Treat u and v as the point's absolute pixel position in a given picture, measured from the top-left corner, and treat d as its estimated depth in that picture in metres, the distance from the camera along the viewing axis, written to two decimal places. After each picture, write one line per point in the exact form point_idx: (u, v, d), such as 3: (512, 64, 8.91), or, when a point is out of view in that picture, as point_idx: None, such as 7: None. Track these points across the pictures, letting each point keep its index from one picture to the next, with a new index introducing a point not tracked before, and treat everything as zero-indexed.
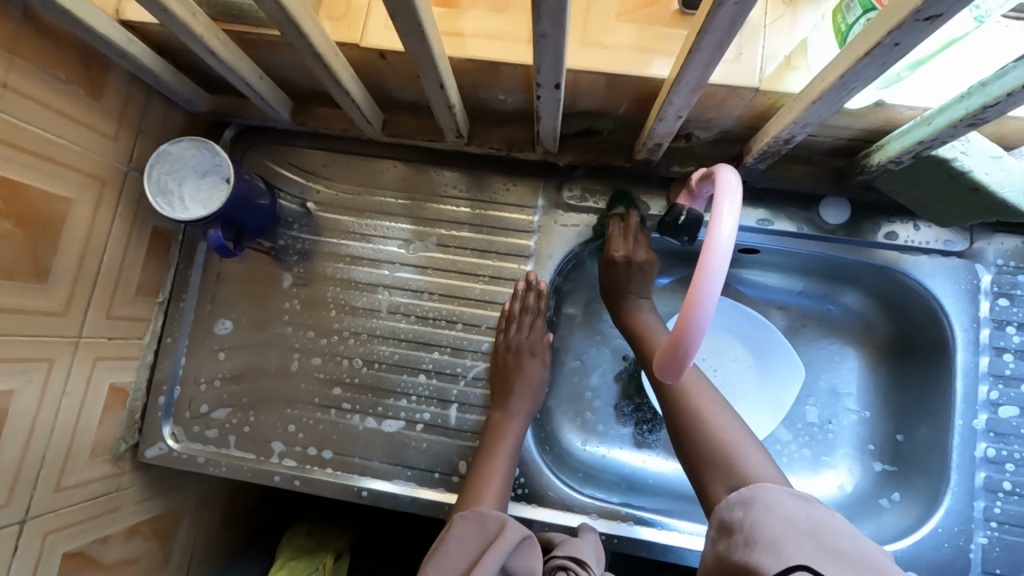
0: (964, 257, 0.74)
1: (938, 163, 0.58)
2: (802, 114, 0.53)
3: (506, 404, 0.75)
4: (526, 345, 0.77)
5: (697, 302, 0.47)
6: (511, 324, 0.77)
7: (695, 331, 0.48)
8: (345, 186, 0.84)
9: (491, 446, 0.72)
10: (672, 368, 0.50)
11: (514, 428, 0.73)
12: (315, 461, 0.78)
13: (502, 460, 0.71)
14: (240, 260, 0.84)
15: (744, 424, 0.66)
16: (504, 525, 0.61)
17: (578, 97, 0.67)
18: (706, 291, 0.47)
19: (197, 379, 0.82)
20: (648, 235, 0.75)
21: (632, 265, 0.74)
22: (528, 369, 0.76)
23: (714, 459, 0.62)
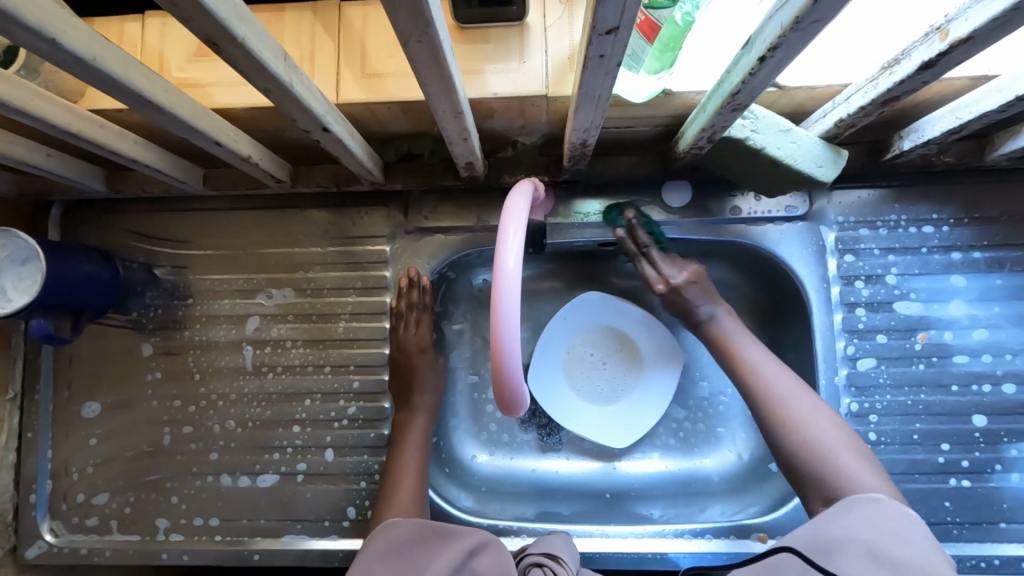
0: (807, 220, 0.75)
1: (735, 144, 0.57)
2: (575, 121, 0.52)
3: (410, 404, 0.76)
4: (416, 343, 0.77)
5: (499, 336, 0.45)
6: (400, 325, 0.77)
7: (511, 366, 0.46)
8: (192, 244, 0.81)
9: (399, 445, 0.73)
10: (510, 401, 0.48)
11: (419, 423, 0.75)
12: (201, 531, 0.76)
13: (413, 456, 0.72)
14: (96, 339, 0.81)
15: (847, 435, 0.61)
16: (462, 534, 0.62)
17: (385, 123, 0.65)
18: (506, 322, 0.45)
19: (68, 469, 0.79)
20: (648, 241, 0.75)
21: (683, 286, 0.74)
22: (421, 370, 0.77)
23: (811, 474, 0.59)
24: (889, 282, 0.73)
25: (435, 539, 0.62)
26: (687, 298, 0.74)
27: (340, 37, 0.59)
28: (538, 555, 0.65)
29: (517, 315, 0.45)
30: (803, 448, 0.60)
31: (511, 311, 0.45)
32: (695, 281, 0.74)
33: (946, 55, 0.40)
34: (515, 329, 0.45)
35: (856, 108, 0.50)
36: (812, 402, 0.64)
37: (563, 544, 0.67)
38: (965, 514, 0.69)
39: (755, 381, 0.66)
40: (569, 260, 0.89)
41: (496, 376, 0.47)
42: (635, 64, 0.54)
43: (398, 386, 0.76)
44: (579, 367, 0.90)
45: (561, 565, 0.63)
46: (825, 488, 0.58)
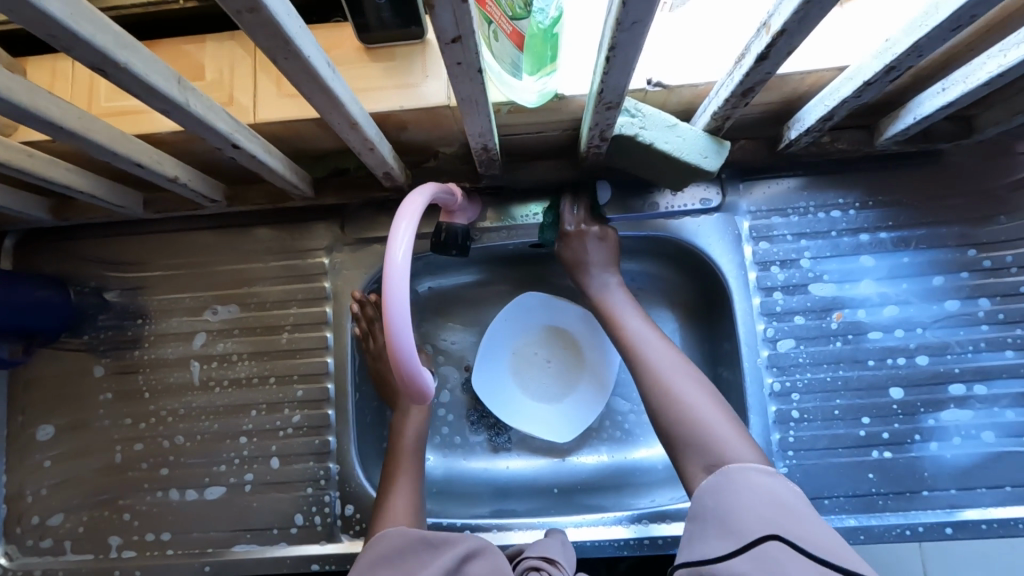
0: (722, 211, 0.79)
1: (628, 141, 0.61)
2: (469, 126, 0.56)
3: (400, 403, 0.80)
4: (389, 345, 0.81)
5: (391, 333, 0.51)
6: (367, 338, 0.81)
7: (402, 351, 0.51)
8: (140, 268, 0.85)
9: (396, 445, 0.76)
10: (414, 382, 0.54)
11: (416, 419, 0.78)
12: (154, 546, 0.78)
13: (410, 454, 0.75)
14: (49, 364, 0.83)
15: (722, 407, 0.65)
16: (462, 537, 0.64)
17: (309, 139, 0.69)
18: (394, 314, 0.50)
19: (24, 493, 0.81)
20: (579, 201, 0.77)
21: (590, 236, 0.77)
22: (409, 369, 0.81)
23: (691, 441, 0.63)
24: (803, 266, 0.77)
25: (426, 549, 0.63)
26: (580, 253, 0.77)
27: (257, 62, 0.63)
28: (535, 560, 0.66)
29: (404, 305, 0.51)
30: (681, 415, 0.64)
31: (398, 307, 0.51)
32: (596, 238, 0.77)
33: (773, 46, 0.44)
34: (404, 318, 0.51)
35: (722, 99, 0.54)
36: (687, 371, 0.68)
37: (559, 547, 0.69)
38: (890, 484, 0.72)
39: (638, 356, 0.71)
40: (508, 264, 0.93)
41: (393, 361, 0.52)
42: (516, 72, 0.56)
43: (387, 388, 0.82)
44: (525, 367, 0.93)
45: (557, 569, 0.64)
46: (705, 454, 0.61)
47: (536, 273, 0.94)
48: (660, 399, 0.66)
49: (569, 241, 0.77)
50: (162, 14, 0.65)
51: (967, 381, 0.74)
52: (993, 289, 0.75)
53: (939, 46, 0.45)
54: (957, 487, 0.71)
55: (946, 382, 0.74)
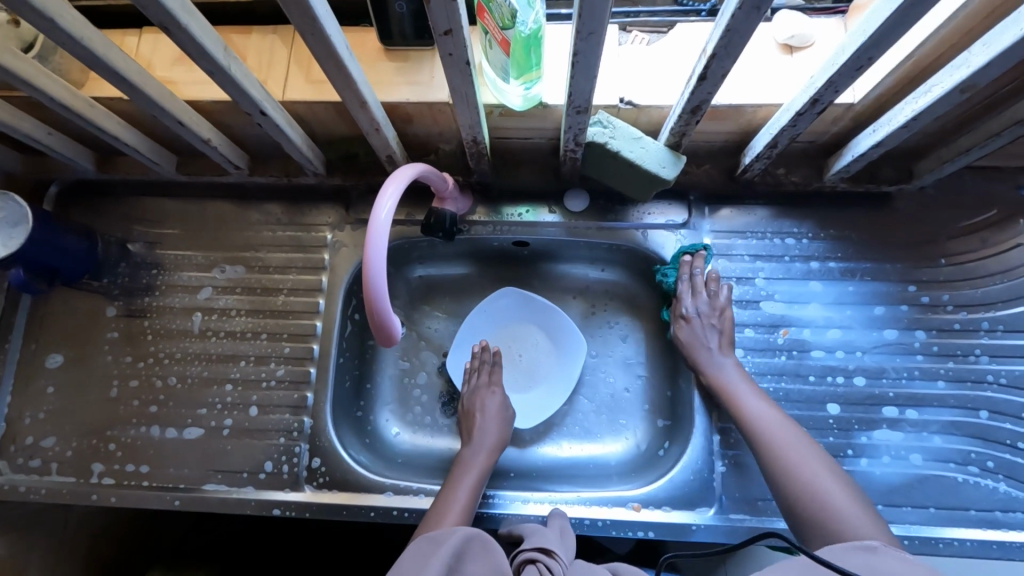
0: (687, 227, 0.87)
1: (599, 147, 0.71)
2: (460, 117, 0.66)
3: (473, 441, 0.86)
4: (484, 384, 0.91)
5: (368, 272, 0.59)
6: (474, 375, 0.93)
7: (378, 294, 0.59)
8: (162, 225, 0.94)
9: (453, 477, 0.80)
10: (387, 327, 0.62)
11: (478, 462, 0.82)
12: (131, 476, 0.84)
13: (466, 487, 0.78)
14: (65, 300, 0.92)
15: (851, 488, 0.66)
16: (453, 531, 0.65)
17: (326, 121, 0.80)
18: (373, 259, 0.59)
19: (22, 416, 0.87)
20: (689, 276, 0.83)
21: (704, 318, 0.82)
22: (490, 404, 0.89)
23: (815, 520, 0.64)
24: (757, 284, 0.84)
25: (431, 545, 0.64)
26: (692, 338, 0.81)
27: (291, 52, 0.74)
28: (532, 551, 0.67)
29: (381, 252, 0.59)
30: (806, 495, 0.66)
31: (377, 253, 0.59)
32: (707, 323, 0.81)
33: (709, 67, 0.53)
34: (381, 264, 0.59)
35: (676, 116, 0.64)
36: (807, 446, 0.70)
37: (555, 538, 0.70)
38: None
39: (757, 432, 0.72)
40: (493, 261, 1.01)
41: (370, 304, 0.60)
42: (506, 76, 0.66)
43: (463, 426, 0.88)
44: None
45: (555, 560, 0.66)
46: (829, 536, 0.63)
47: (517, 273, 1.02)
48: (779, 467, 0.68)
49: (684, 326, 0.82)
50: (217, 5, 0.77)
51: (899, 405, 0.79)
52: (929, 322, 0.81)
53: (850, 82, 0.55)
54: (884, 503, 0.75)
55: (880, 403, 0.79)
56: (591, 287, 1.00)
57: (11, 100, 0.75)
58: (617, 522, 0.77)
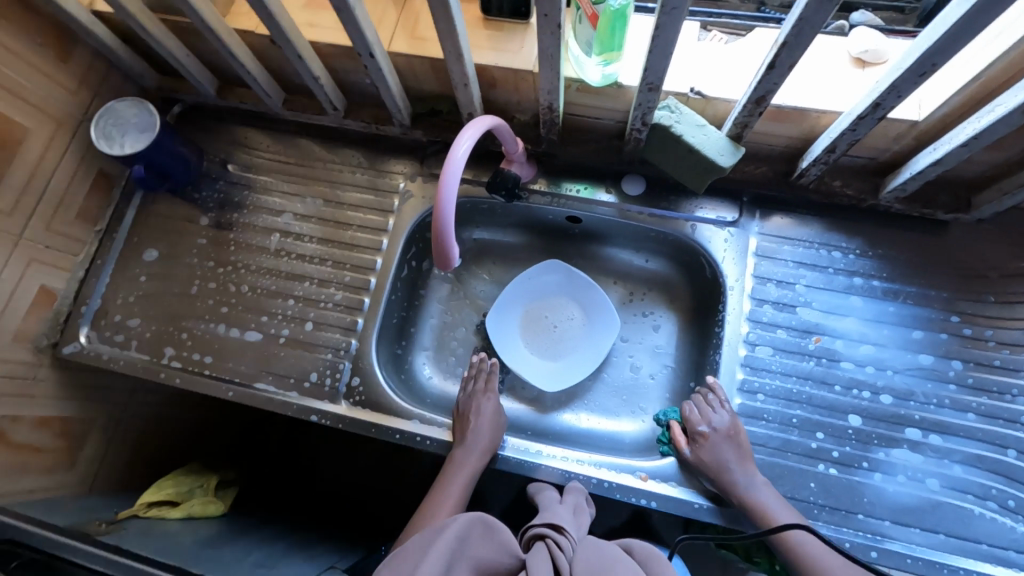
0: (735, 225, 0.90)
1: (664, 130, 0.76)
2: (542, 82, 0.73)
3: (466, 440, 0.86)
4: (479, 389, 0.93)
5: (441, 192, 0.66)
6: (469, 382, 0.95)
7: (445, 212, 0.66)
8: (260, 152, 1.06)
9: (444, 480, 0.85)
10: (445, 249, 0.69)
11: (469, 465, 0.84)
12: (196, 364, 0.94)
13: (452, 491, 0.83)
14: (168, 204, 1.04)
15: None
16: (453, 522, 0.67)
17: (421, 77, 0.89)
18: (448, 181, 0.66)
19: (116, 295, 1.00)
20: (701, 404, 0.83)
21: (724, 435, 0.79)
22: (486, 412, 0.89)
23: None
24: (797, 289, 0.87)
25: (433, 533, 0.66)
26: (712, 456, 0.78)
27: (401, 11, 0.84)
28: (543, 527, 0.71)
29: (456, 177, 0.66)
30: None
31: (452, 177, 0.66)
32: (724, 437, 0.79)
33: (778, 57, 0.58)
34: (453, 188, 0.66)
35: (741, 105, 0.69)
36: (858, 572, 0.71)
37: (568, 517, 0.72)
38: (828, 498, 0.77)
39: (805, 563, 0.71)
40: (545, 235, 1.07)
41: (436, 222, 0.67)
42: (589, 51, 0.73)
43: (457, 425, 0.88)
44: (533, 325, 1.05)
45: (565, 537, 0.69)
46: None
47: (565, 250, 1.08)
48: None
49: (703, 444, 0.79)
50: None
51: (924, 428, 0.79)
52: (969, 355, 0.81)
53: (913, 88, 0.59)
54: (891, 519, 0.76)
55: (904, 424, 0.80)
56: (633, 274, 1.05)
57: (165, 22, 0.88)
58: (623, 487, 0.81)
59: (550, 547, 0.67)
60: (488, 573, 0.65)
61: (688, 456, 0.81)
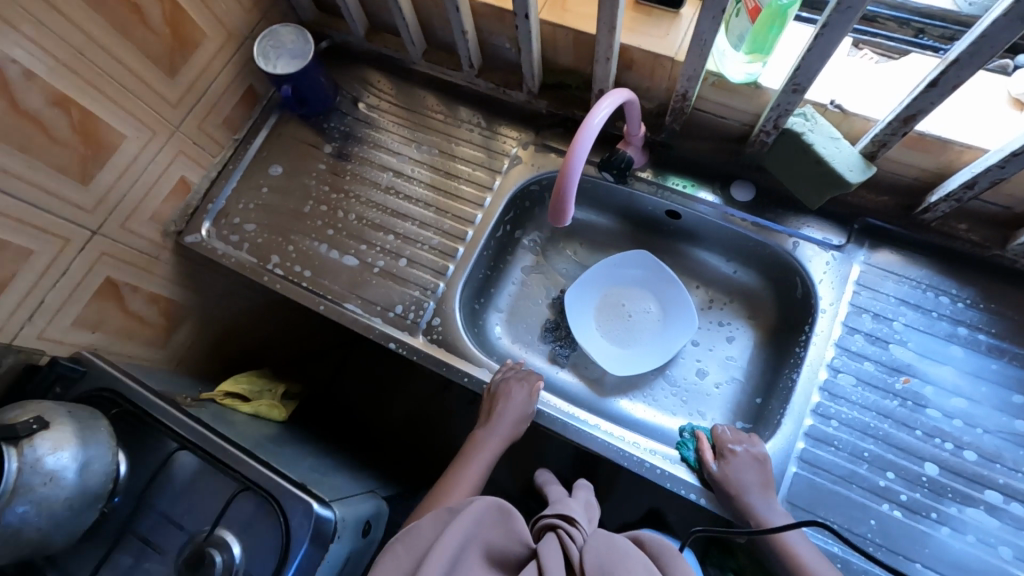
0: (841, 250, 0.88)
1: (795, 137, 0.77)
2: (685, 68, 0.76)
3: (491, 424, 0.93)
4: (513, 375, 0.94)
5: (575, 148, 0.68)
6: (507, 368, 0.96)
7: (574, 167, 0.68)
8: (389, 97, 1.13)
9: (468, 456, 0.94)
10: (563, 203, 0.71)
11: (488, 445, 0.93)
12: (296, 275, 1.02)
13: (473, 467, 0.93)
14: (299, 128, 1.13)
15: None
16: (470, 502, 0.73)
17: (559, 50, 0.93)
18: (583, 137, 0.68)
19: (238, 201, 1.09)
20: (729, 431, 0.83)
21: (746, 457, 0.79)
22: (515, 397, 0.91)
23: None
24: (893, 326, 0.84)
25: (449, 514, 0.73)
26: (736, 475, 0.78)
27: None
28: (553, 518, 0.78)
29: (592, 136, 0.68)
30: None
31: (588, 135, 0.68)
32: (750, 459, 0.79)
33: (944, 74, 0.60)
34: (587, 147, 0.69)
35: (885, 122, 0.69)
36: None
37: (577, 510, 0.80)
38: (885, 538, 0.75)
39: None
40: (639, 227, 1.09)
41: (565, 176, 0.69)
42: (738, 44, 0.75)
43: (487, 406, 0.94)
44: (608, 310, 1.07)
45: (574, 528, 0.76)
46: None
47: (655, 245, 1.09)
48: None
49: (728, 465, 0.78)
50: None
51: (1005, 494, 0.75)
52: None
53: None
54: None
55: (985, 485, 0.76)
56: (718, 282, 1.05)
57: None
58: (675, 478, 0.81)
59: (561, 537, 0.74)
60: (498, 554, 0.72)
61: (712, 471, 0.79)
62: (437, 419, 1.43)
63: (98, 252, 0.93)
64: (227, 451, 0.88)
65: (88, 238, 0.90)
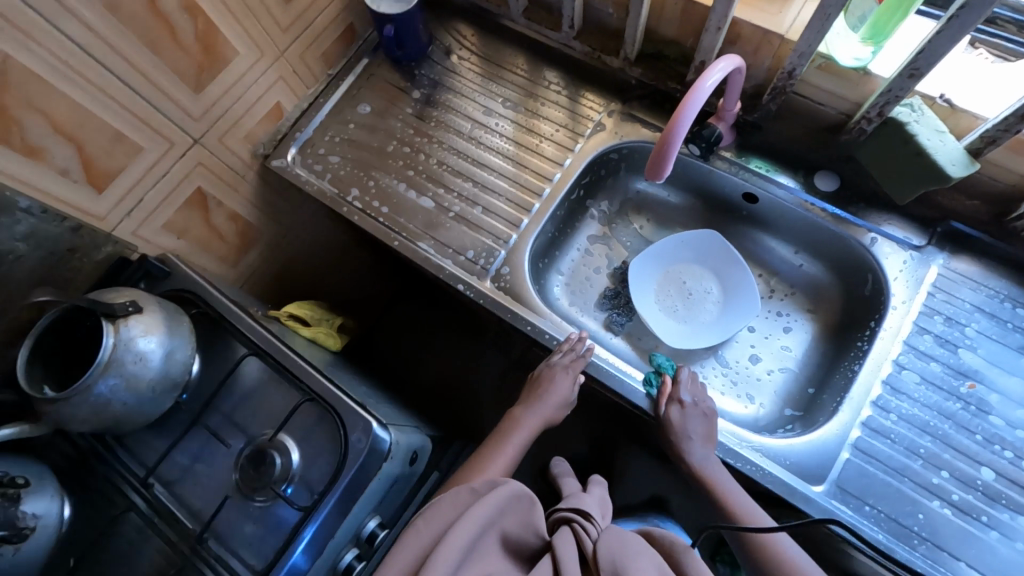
0: (921, 250, 0.88)
1: (898, 126, 0.79)
2: (799, 43, 0.77)
3: (535, 404, 0.99)
4: (560, 364, 0.96)
5: (686, 103, 0.70)
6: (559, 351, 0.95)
7: (683, 123, 0.70)
8: (481, 52, 1.15)
9: (507, 433, 0.98)
10: (663, 160, 0.74)
11: (527, 424, 0.98)
12: (374, 210, 1.05)
13: (512, 444, 0.97)
14: (390, 71, 1.16)
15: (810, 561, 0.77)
16: (495, 488, 0.72)
17: (662, 20, 0.95)
18: (695, 95, 0.70)
19: (324, 133, 1.13)
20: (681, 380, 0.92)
21: (690, 409, 0.87)
22: (558, 382, 0.96)
23: None
24: (965, 331, 0.84)
25: (471, 495, 0.73)
26: (682, 423, 0.87)
27: None
28: (568, 512, 0.74)
29: (705, 94, 0.71)
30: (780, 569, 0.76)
31: (700, 93, 0.70)
32: (697, 411, 0.87)
33: None
34: (698, 104, 0.70)
35: (1000, 117, 0.70)
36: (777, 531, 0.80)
37: (594, 505, 0.76)
38: (932, 533, 0.75)
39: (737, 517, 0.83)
40: (711, 209, 1.10)
41: (671, 131, 0.71)
42: (858, 25, 0.78)
43: (532, 387, 1.01)
44: (668, 285, 1.09)
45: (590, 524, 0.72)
46: None
47: (724, 229, 1.10)
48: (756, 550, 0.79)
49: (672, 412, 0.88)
50: None
51: None
52: None
53: None
54: None
55: None
56: (784, 272, 1.06)
57: None
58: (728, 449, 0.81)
59: (576, 531, 0.70)
60: (512, 544, 0.71)
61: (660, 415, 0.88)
62: (463, 392, 1.54)
63: (195, 161, 0.97)
64: (295, 363, 0.92)
65: (190, 144, 0.95)
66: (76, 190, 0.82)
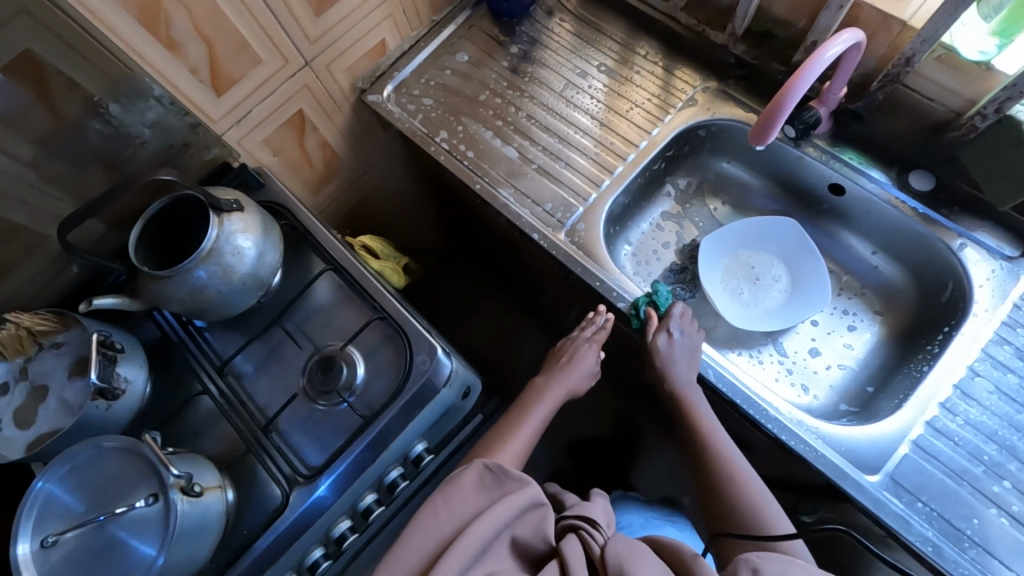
0: (1012, 261, 0.86)
1: (1015, 125, 0.79)
2: (925, 29, 0.77)
3: (560, 377, 0.99)
4: (581, 338, 1.00)
5: (804, 68, 0.73)
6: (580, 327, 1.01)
7: (796, 88, 0.74)
8: (582, 16, 1.17)
9: (530, 404, 0.96)
10: (767, 126, 0.77)
11: (550, 395, 0.97)
12: (460, 152, 1.08)
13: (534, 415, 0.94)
14: (491, 25, 1.19)
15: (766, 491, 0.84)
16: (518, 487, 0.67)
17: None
18: (813, 62, 0.73)
19: (419, 76, 1.16)
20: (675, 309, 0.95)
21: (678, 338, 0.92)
22: (581, 354, 1.00)
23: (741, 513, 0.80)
24: None
25: (493, 480, 0.69)
26: (668, 350, 0.92)
27: None
28: (574, 519, 0.69)
29: (823, 62, 0.74)
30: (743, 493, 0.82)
31: (819, 61, 0.74)
32: (686, 344, 0.91)
33: None
34: (814, 72, 0.74)
35: None
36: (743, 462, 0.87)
37: (602, 514, 0.70)
38: (986, 540, 0.74)
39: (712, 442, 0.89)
40: (790, 199, 1.09)
41: (783, 93, 0.74)
42: (990, 15, 0.75)
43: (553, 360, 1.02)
44: (736, 267, 1.09)
45: (597, 532, 0.67)
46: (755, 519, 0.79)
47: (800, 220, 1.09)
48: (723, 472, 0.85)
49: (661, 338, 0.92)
50: None
51: None
52: None
53: None
54: None
55: None
56: (857, 271, 1.05)
57: None
58: (783, 426, 0.82)
59: (583, 538, 0.65)
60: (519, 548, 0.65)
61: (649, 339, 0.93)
62: (500, 356, 1.58)
63: (302, 83, 1.02)
64: (371, 283, 0.96)
65: (302, 66, 1.00)
66: (200, 90, 0.88)
